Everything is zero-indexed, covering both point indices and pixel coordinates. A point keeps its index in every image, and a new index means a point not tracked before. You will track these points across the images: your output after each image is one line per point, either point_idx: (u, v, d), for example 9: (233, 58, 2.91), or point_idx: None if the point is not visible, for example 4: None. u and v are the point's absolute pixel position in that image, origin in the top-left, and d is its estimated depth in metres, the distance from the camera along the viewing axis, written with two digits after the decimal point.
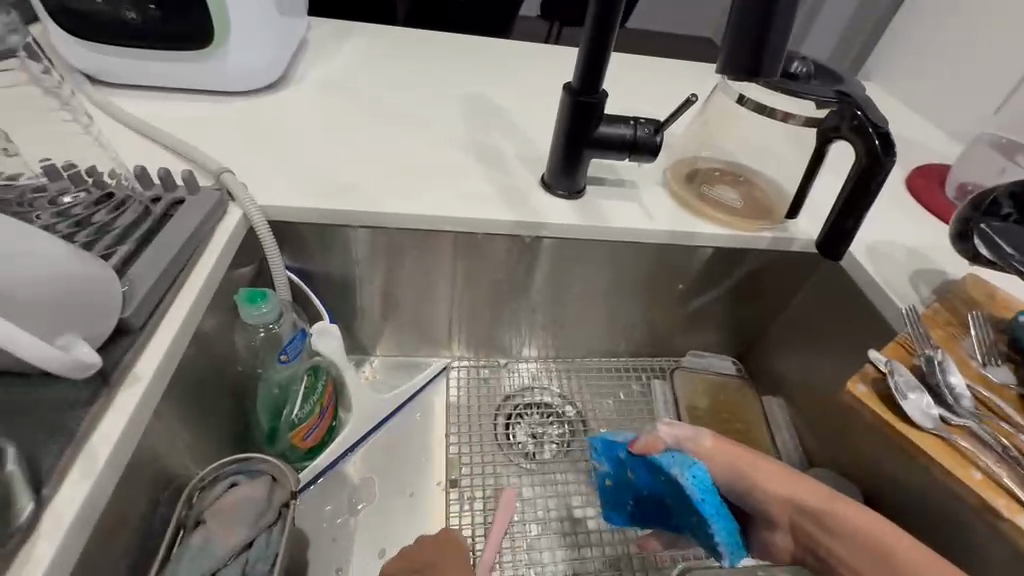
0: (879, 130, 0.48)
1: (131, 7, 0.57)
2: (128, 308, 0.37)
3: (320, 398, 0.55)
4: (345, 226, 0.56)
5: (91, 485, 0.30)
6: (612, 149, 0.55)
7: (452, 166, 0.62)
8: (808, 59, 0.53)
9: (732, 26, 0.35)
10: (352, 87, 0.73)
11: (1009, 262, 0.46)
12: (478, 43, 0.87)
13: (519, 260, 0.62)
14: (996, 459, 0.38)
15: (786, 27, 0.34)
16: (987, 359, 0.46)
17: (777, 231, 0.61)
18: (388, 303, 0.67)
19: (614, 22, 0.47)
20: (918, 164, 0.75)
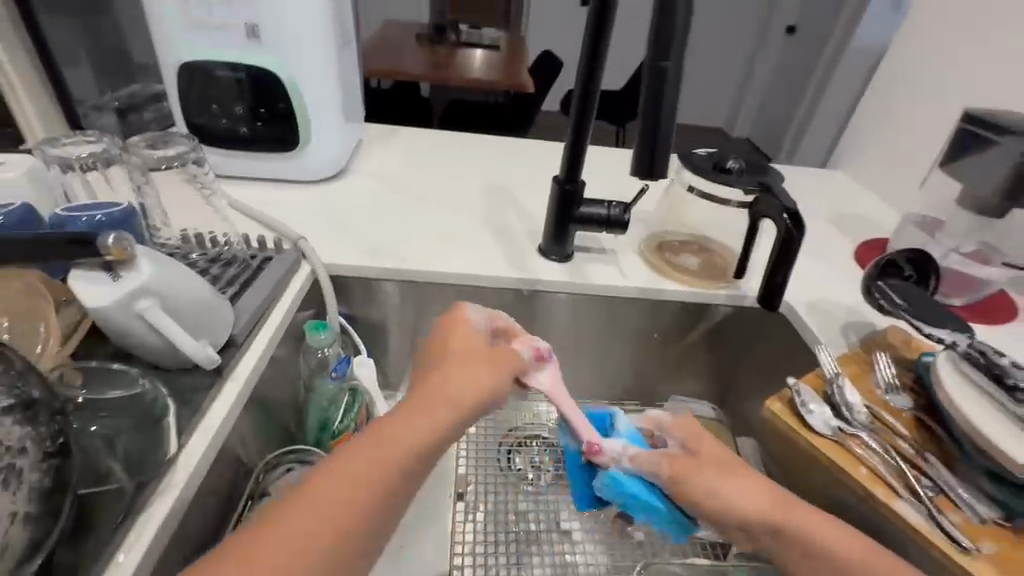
0: (789, 210, 0.63)
1: (245, 124, 0.80)
2: (236, 327, 0.53)
3: (356, 417, 0.67)
4: (386, 281, 0.73)
5: (209, 440, 0.44)
6: (592, 223, 0.72)
7: (471, 236, 0.80)
8: (742, 159, 0.70)
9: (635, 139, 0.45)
10: (396, 176, 0.93)
11: (898, 311, 0.58)
12: (499, 142, 1.09)
13: (521, 309, 0.77)
14: (881, 459, 0.48)
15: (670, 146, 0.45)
16: (890, 388, 0.56)
17: (731, 290, 0.74)
18: (415, 345, 0.82)
19: (586, 134, 0.65)
20: (865, 239, 0.88)
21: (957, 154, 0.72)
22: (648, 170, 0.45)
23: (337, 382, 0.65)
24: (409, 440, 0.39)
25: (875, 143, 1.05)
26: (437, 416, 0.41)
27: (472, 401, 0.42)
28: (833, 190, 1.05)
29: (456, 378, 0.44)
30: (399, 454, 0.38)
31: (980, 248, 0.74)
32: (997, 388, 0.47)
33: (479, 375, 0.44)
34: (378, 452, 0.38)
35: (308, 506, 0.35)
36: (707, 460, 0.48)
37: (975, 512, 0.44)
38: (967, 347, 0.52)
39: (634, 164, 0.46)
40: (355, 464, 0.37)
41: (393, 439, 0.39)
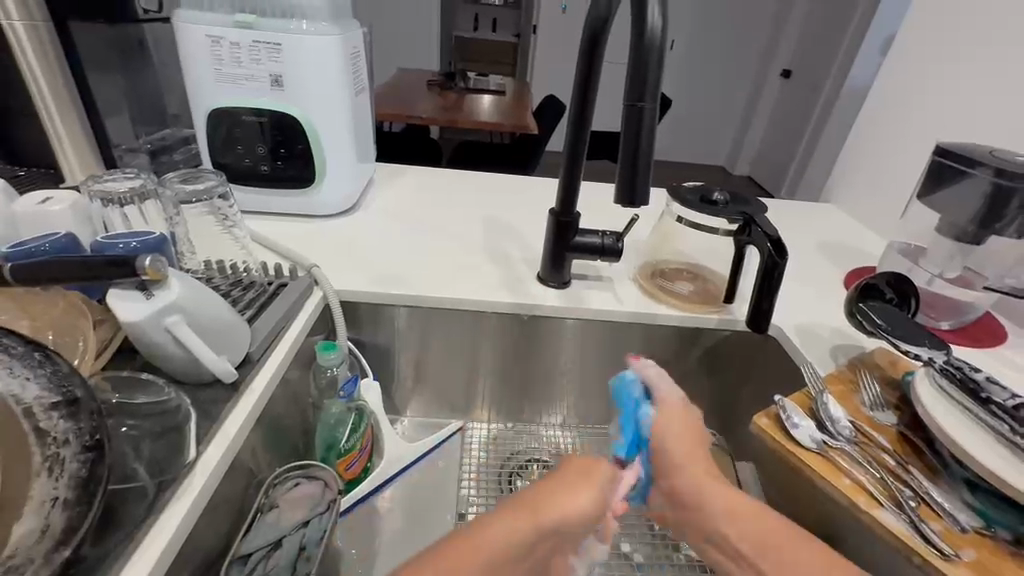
0: (772, 237, 0.67)
1: (266, 163, 0.87)
2: (253, 346, 0.57)
3: (362, 437, 0.70)
4: (393, 306, 0.77)
5: (224, 449, 0.47)
6: (587, 252, 0.76)
7: (474, 265, 0.84)
8: (726, 191, 0.75)
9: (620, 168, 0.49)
10: (404, 211, 0.99)
11: (880, 332, 0.60)
12: (501, 179, 1.15)
13: (520, 334, 0.80)
14: (865, 473, 0.50)
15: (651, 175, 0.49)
16: (875, 405, 0.58)
17: (722, 314, 0.77)
18: (420, 369, 0.85)
19: (579, 168, 0.70)
20: (853, 267, 0.92)
21: (933, 185, 0.76)
22: (628, 198, 0.49)
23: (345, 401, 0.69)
24: (507, 543, 0.41)
25: (861, 177, 1.10)
26: (539, 530, 0.42)
27: (579, 518, 0.44)
28: (823, 221, 1.09)
29: (565, 489, 0.45)
30: (503, 553, 0.41)
31: (964, 273, 0.76)
32: (975, 403, 0.50)
33: (576, 495, 0.45)
34: (476, 553, 0.40)
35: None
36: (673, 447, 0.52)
37: (956, 521, 0.46)
38: (944, 363, 0.54)
39: (616, 192, 0.50)
40: (455, 570, 0.39)
41: (494, 543, 0.41)
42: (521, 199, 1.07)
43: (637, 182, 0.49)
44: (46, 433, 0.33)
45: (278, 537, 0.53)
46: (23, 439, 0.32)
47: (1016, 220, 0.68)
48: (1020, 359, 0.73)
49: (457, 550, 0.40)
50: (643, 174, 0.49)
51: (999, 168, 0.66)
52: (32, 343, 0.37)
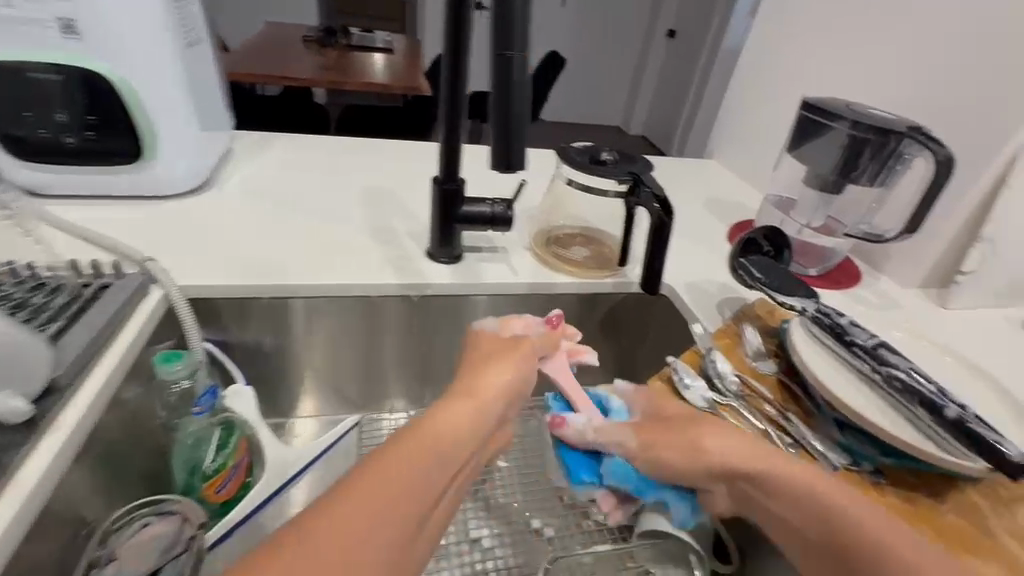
0: (660, 197, 0.66)
1: (70, 134, 0.69)
2: (59, 369, 0.45)
3: (233, 452, 0.62)
4: (260, 297, 0.67)
5: (18, 507, 0.37)
6: (476, 222, 0.70)
7: (355, 245, 0.75)
8: (614, 151, 0.73)
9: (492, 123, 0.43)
10: (270, 187, 0.86)
11: (759, 285, 0.62)
12: (384, 145, 1.05)
13: (411, 315, 0.74)
14: (750, 426, 0.52)
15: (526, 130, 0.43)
16: (758, 356, 0.60)
17: (617, 278, 0.77)
18: (303, 365, 0.76)
19: (460, 130, 0.63)
20: (734, 221, 0.96)
21: (799, 140, 0.80)
22: (504, 167, 0.44)
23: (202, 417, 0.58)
24: (458, 428, 0.41)
25: (738, 134, 1.14)
26: (474, 405, 0.43)
27: (504, 397, 0.46)
28: (707, 178, 1.13)
29: (487, 370, 0.47)
30: (455, 445, 0.40)
31: (827, 221, 0.82)
32: (840, 346, 0.53)
33: (499, 368, 0.48)
34: (421, 449, 0.38)
35: (305, 547, 0.30)
36: (681, 434, 0.47)
37: (828, 460, 0.48)
38: (815, 311, 0.57)
39: (490, 159, 0.45)
40: (392, 467, 0.35)
41: (437, 429, 0.40)
42: (406, 167, 0.98)
43: (511, 137, 0.43)
44: None
45: None
46: None
47: (867, 170, 0.74)
48: (871, 297, 0.81)
49: (401, 447, 0.37)
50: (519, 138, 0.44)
51: (854, 121, 0.71)
52: None
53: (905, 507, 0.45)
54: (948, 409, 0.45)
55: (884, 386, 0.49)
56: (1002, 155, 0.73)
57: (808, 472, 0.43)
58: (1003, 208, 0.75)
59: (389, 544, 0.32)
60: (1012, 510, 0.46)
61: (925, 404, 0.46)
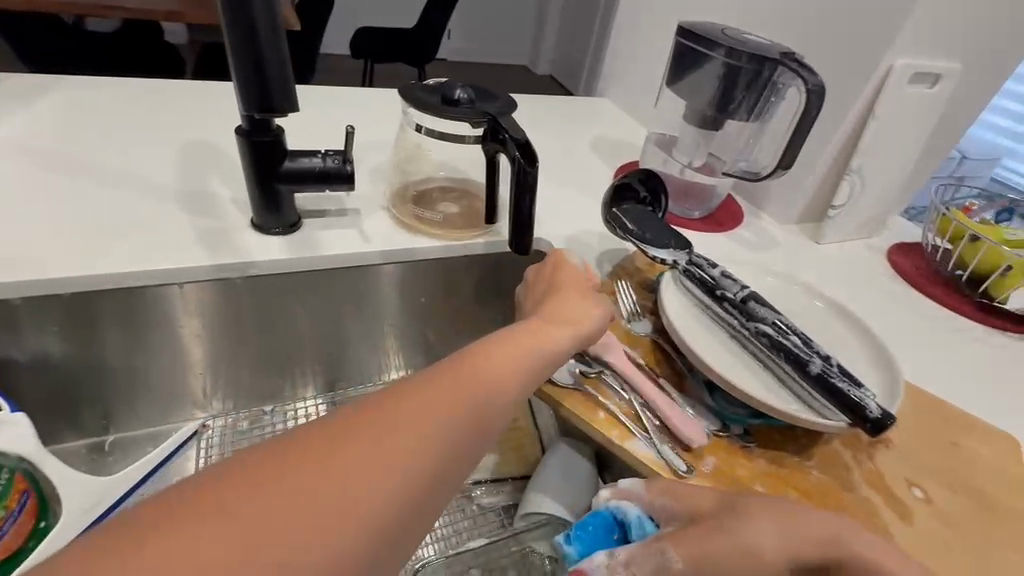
0: (520, 141, 0.57)
1: None
2: None
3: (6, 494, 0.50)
4: (17, 296, 0.53)
5: None
6: (305, 181, 0.57)
7: (154, 219, 0.60)
8: (470, 86, 0.61)
9: (240, 80, 0.46)
10: (40, 144, 0.67)
11: (630, 236, 0.55)
12: (211, 85, 0.85)
13: (239, 299, 0.62)
14: (618, 400, 0.46)
15: (278, 75, 0.46)
16: (632, 316, 0.55)
17: (488, 237, 0.68)
18: (111, 369, 0.62)
19: None
20: (621, 163, 0.90)
21: (676, 72, 0.73)
22: (261, 109, 0.47)
23: None
24: (496, 381, 0.35)
25: (627, 66, 1.06)
26: (519, 356, 0.38)
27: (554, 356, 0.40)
28: (595, 116, 1.05)
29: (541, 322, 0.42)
30: (493, 397, 0.34)
31: (708, 160, 0.77)
32: (711, 300, 0.49)
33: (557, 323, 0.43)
34: (452, 399, 0.32)
35: (273, 485, 0.26)
36: (718, 538, 0.35)
37: (698, 428, 0.45)
38: (687, 264, 0.52)
39: (245, 99, 0.47)
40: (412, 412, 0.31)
41: (478, 375, 0.34)
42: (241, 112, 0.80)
43: (268, 93, 0.46)
44: None
45: None
46: None
47: (743, 103, 0.69)
48: (751, 237, 0.79)
49: (431, 388, 0.32)
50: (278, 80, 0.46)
51: (729, 48, 0.64)
52: None
53: (773, 472, 0.43)
54: (812, 364, 0.42)
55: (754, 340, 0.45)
56: (872, 83, 0.71)
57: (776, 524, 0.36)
58: (871, 139, 0.74)
59: (383, 503, 0.27)
60: (870, 458, 0.46)
61: (790, 359, 0.43)
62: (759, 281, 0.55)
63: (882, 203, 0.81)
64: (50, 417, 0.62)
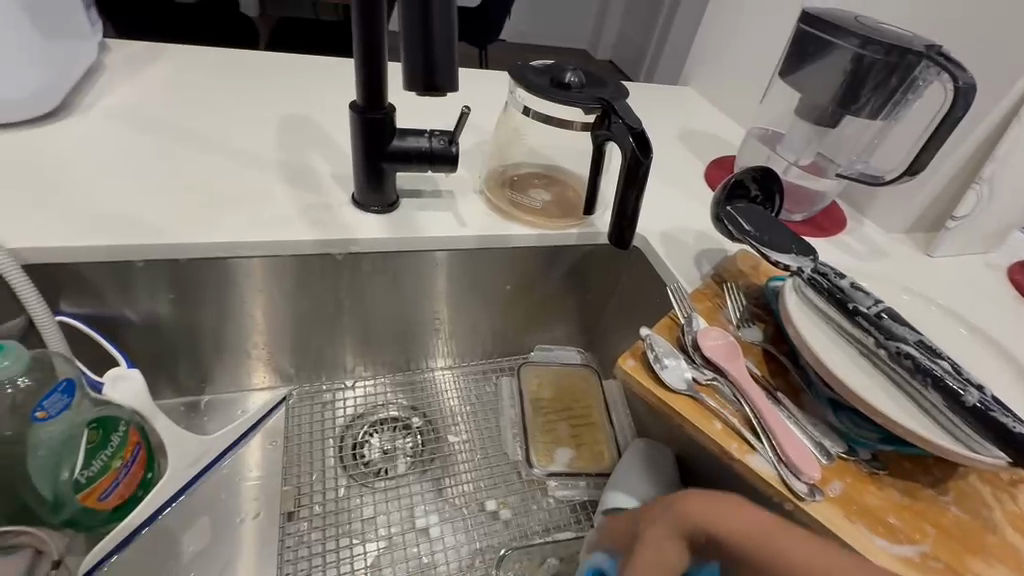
0: (635, 131, 0.54)
1: None
2: None
3: (119, 452, 0.51)
4: (137, 259, 0.55)
5: None
6: (410, 161, 0.57)
7: (260, 189, 0.61)
8: (581, 71, 0.59)
9: (408, 53, 0.43)
10: (154, 112, 0.69)
11: (746, 237, 0.52)
12: (303, 58, 0.86)
13: (337, 275, 0.63)
14: (734, 410, 0.44)
15: (448, 49, 0.43)
16: (742, 322, 0.52)
17: (582, 228, 0.66)
18: (209, 334, 0.64)
19: (381, 45, 0.49)
20: (715, 157, 0.86)
21: (793, 62, 0.68)
22: (425, 89, 0.44)
23: (53, 421, 0.48)
24: None
25: (719, 54, 1.01)
26: None
27: None
28: (682, 106, 1.00)
29: None
30: None
31: (816, 159, 0.72)
32: (840, 314, 0.45)
33: None
34: None
35: None
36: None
37: (822, 449, 0.42)
38: (812, 272, 0.48)
39: (408, 80, 0.44)
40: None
41: None
42: (332, 87, 0.81)
43: (436, 65, 0.43)
44: None
45: None
46: None
47: (872, 100, 0.63)
48: (856, 245, 0.74)
49: None
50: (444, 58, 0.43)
51: (864, 38, 0.59)
52: None
53: (906, 504, 0.40)
54: (966, 395, 0.39)
55: (892, 363, 0.42)
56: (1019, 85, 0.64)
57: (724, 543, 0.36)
58: (1010, 147, 0.67)
59: None
60: (1012, 496, 0.42)
61: (938, 385, 0.39)
62: (887, 295, 0.50)
63: (1007, 217, 0.74)
64: (154, 370, 0.65)
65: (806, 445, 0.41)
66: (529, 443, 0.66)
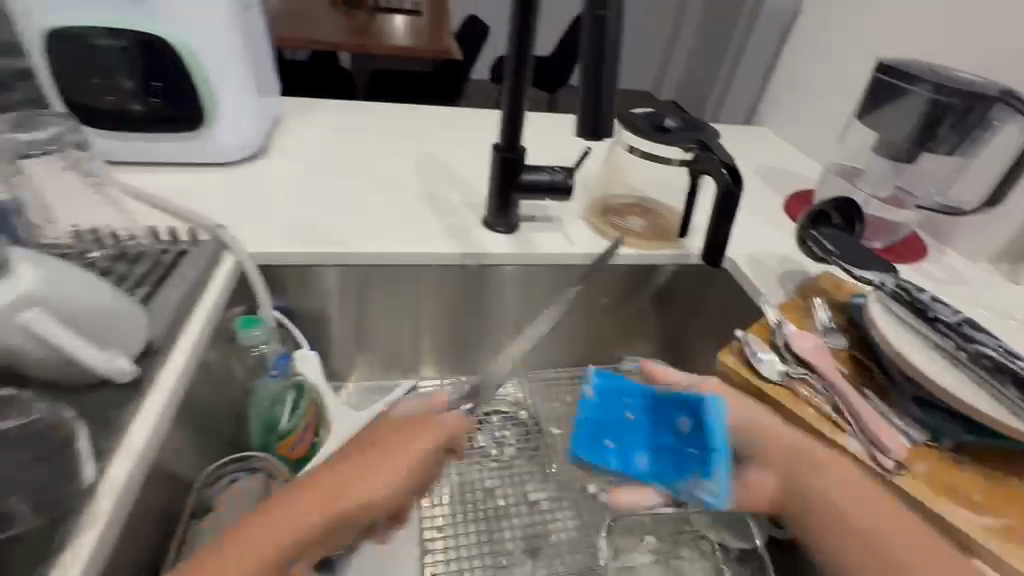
0: (727, 165, 0.64)
1: (137, 100, 0.70)
2: (154, 332, 0.47)
3: (304, 415, 0.63)
4: (326, 263, 0.68)
5: (134, 462, 0.39)
6: (537, 190, 0.69)
7: (409, 213, 0.76)
8: (678, 116, 0.70)
9: (584, 92, 0.44)
10: (321, 152, 0.87)
11: (832, 258, 0.60)
12: (428, 111, 1.03)
13: (468, 285, 0.75)
14: (825, 399, 0.51)
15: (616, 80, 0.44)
16: (829, 331, 0.59)
17: (676, 251, 0.75)
18: (360, 331, 0.78)
19: (523, 99, 0.61)
20: (794, 192, 0.93)
21: (871, 105, 0.76)
22: (592, 132, 0.45)
23: (279, 379, 0.62)
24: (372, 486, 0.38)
25: (794, 98, 1.09)
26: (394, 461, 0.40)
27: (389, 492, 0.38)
28: (759, 145, 1.09)
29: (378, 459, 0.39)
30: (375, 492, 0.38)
31: (895, 192, 0.78)
32: (922, 323, 0.52)
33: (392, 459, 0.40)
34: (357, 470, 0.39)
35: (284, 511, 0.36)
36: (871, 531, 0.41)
37: (908, 436, 0.48)
38: (894, 286, 0.55)
39: (579, 124, 0.46)
40: (274, 519, 0.35)
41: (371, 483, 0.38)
42: (454, 134, 0.96)
43: (605, 96, 0.44)
44: None
45: (206, 507, 0.50)
46: None
47: (947, 140, 0.70)
48: (938, 272, 0.78)
49: (340, 465, 0.39)
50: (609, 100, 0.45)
51: (938, 84, 0.67)
52: None
53: (994, 490, 0.45)
54: None
55: (970, 365, 0.48)
56: None
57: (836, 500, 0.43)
58: None
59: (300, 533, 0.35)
60: None
61: (1018, 383, 0.46)
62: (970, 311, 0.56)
63: None
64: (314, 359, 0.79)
65: (899, 435, 0.48)
66: None
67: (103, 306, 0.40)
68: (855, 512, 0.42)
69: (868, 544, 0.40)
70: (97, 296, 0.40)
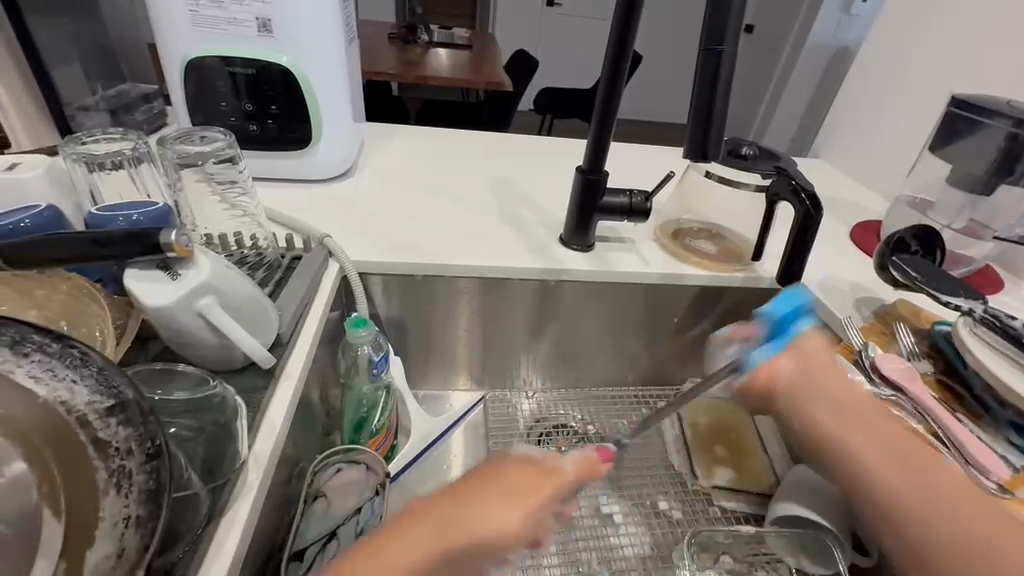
0: (808, 192, 0.66)
1: (254, 122, 0.78)
2: (284, 326, 0.51)
3: (391, 415, 0.68)
4: (416, 274, 0.72)
5: (272, 443, 0.42)
6: (615, 213, 0.73)
7: (490, 230, 0.80)
8: (755, 144, 0.73)
9: (691, 119, 0.48)
10: (403, 172, 0.92)
11: (917, 284, 0.60)
12: (498, 138, 1.09)
13: (543, 299, 0.78)
14: (918, 420, 0.51)
15: (722, 107, 0.48)
16: (913, 356, 0.59)
17: (748, 274, 0.77)
18: (436, 341, 0.82)
19: (611, 126, 0.66)
20: (859, 220, 0.94)
21: (946, 137, 0.77)
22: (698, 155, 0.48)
23: (377, 379, 0.65)
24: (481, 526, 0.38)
25: (856, 132, 1.11)
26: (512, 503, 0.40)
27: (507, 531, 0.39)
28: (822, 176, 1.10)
29: (479, 503, 0.39)
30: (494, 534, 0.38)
31: (970, 224, 0.78)
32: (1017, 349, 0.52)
33: (505, 502, 0.40)
34: (456, 513, 0.38)
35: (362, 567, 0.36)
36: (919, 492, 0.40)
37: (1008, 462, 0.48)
38: (983, 312, 0.56)
39: (686, 148, 0.50)
40: (378, 558, 0.36)
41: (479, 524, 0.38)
42: (525, 158, 1.02)
43: (711, 122, 0.48)
44: (106, 444, 0.27)
45: (315, 495, 0.52)
46: (81, 454, 0.27)
47: None
48: (1017, 305, 0.77)
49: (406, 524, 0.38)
50: (715, 125, 0.48)
51: (1018, 118, 0.67)
52: (61, 336, 0.30)
53: None
54: None
55: None
56: None
57: (882, 420, 0.45)
58: None
59: None
60: None
61: None
62: None
63: None
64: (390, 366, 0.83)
65: (1000, 463, 0.48)
66: (695, 456, 0.76)
67: (254, 298, 0.45)
68: (915, 445, 0.42)
69: (900, 460, 0.42)
70: (250, 288, 0.44)
